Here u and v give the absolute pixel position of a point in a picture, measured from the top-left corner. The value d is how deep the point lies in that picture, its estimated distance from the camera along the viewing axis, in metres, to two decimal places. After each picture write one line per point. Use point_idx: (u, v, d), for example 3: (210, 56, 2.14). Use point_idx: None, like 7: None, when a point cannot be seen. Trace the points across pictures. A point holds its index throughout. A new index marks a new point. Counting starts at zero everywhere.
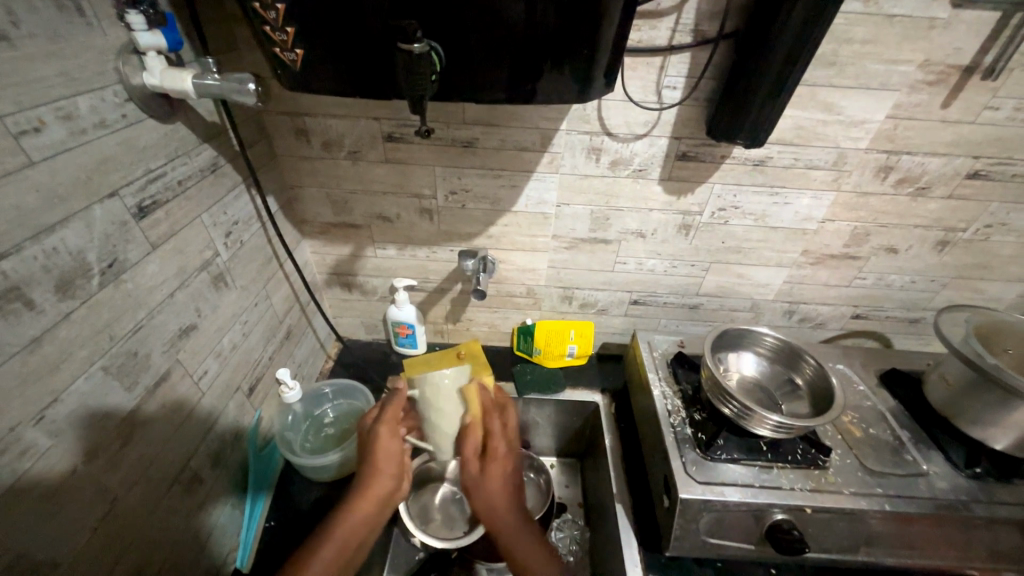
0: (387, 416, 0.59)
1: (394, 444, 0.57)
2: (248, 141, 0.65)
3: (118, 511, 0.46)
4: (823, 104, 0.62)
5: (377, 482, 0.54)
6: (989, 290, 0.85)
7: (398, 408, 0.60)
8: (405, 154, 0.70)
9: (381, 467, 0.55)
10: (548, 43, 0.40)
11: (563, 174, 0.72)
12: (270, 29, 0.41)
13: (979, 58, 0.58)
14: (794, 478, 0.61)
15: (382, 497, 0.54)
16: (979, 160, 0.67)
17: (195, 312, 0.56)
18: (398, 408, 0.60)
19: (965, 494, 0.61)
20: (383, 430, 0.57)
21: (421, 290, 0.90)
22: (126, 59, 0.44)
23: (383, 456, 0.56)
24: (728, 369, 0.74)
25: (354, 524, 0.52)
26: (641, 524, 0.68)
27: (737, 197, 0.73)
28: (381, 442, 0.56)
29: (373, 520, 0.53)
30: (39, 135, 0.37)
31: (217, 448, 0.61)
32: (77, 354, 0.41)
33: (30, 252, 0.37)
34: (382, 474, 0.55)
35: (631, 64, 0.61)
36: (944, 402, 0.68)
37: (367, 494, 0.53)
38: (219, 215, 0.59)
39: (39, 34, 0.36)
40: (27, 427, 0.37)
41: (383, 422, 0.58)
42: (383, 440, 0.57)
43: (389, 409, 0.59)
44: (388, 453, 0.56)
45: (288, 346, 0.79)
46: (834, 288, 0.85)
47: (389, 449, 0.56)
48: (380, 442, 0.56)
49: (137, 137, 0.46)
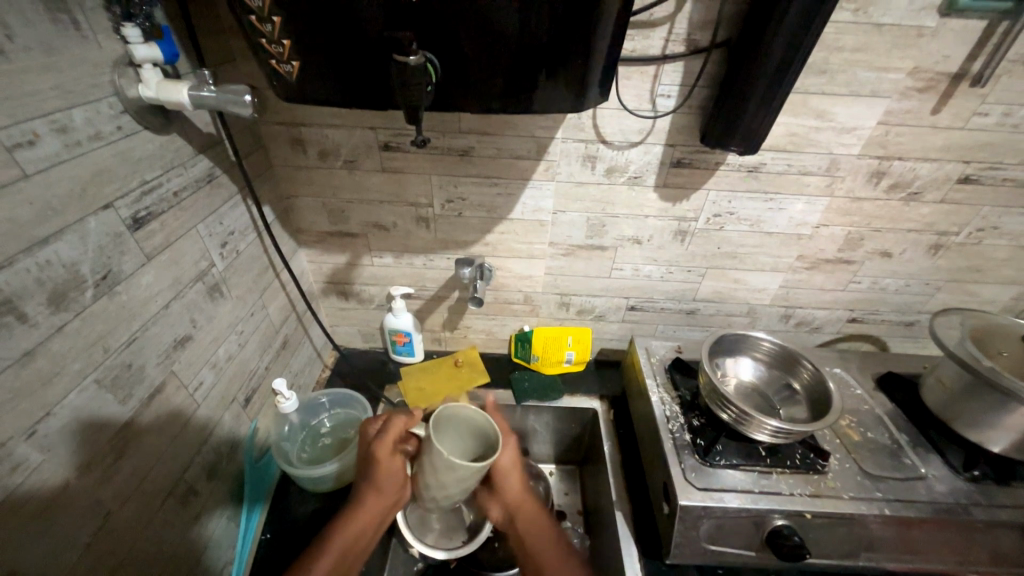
0: (387, 432, 0.56)
1: (397, 464, 0.55)
2: (244, 152, 0.65)
3: (111, 526, 0.45)
4: (815, 111, 0.63)
5: (374, 496, 0.54)
6: (983, 293, 0.85)
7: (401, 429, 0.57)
8: (401, 163, 0.71)
9: (382, 483, 0.54)
10: (542, 52, 0.41)
11: (559, 182, 0.72)
12: (266, 41, 0.41)
13: (968, 65, 0.59)
14: (792, 483, 0.61)
15: (380, 510, 0.54)
16: (970, 165, 0.68)
17: (190, 323, 0.55)
18: (398, 429, 0.57)
19: (964, 497, 0.61)
20: (383, 454, 0.54)
21: (419, 298, 0.90)
22: (121, 71, 0.44)
23: (385, 474, 0.54)
24: (726, 374, 0.74)
25: (352, 536, 0.52)
26: (641, 532, 0.68)
27: (731, 203, 0.73)
28: (381, 460, 0.55)
29: (372, 530, 0.54)
30: (34, 147, 0.37)
31: (212, 459, 0.60)
32: (70, 367, 0.40)
33: (23, 265, 0.36)
34: (381, 491, 0.54)
35: (625, 73, 0.61)
36: (941, 405, 0.68)
37: (364, 507, 0.53)
38: (215, 225, 0.59)
39: (34, 47, 0.36)
40: (19, 442, 0.36)
41: (381, 441, 0.55)
42: (382, 461, 0.55)
43: (392, 428, 0.57)
44: (389, 473, 0.55)
45: (284, 356, 0.78)
46: (830, 292, 0.86)
47: (393, 468, 0.55)
48: (381, 460, 0.55)
49: (132, 149, 0.46)
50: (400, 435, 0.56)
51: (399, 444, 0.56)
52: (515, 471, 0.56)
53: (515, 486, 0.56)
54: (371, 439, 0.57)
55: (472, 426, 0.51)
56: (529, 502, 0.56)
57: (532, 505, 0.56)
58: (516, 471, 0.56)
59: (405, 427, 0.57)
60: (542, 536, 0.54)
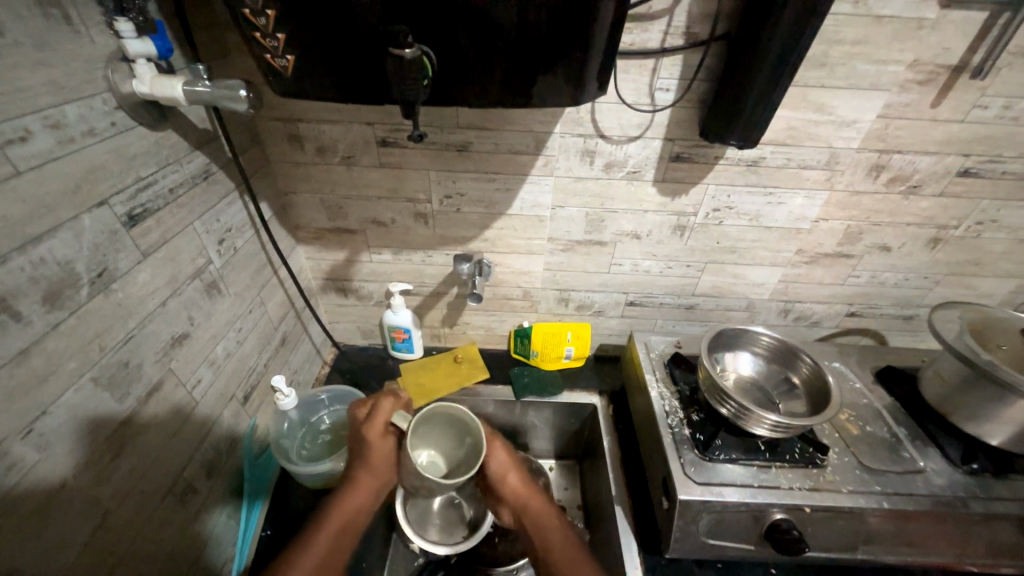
0: (375, 417, 0.60)
1: (387, 443, 0.58)
2: (241, 148, 0.64)
3: (110, 525, 0.45)
4: (814, 105, 0.63)
5: (369, 475, 0.56)
6: (981, 287, 0.85)
7: (388, 412, 0.60)
8: (399, 159, 0.70)
9: (374, 462, 0.56)
10: (540, 44, 0.40)
11: (557, 177, 0.72)
12: (260, 35, 0.40)
13: (968, 57, 0.59)
14: (792, 477, 0.61)
15: (375, 487, 0.56)
16: (970, 158, 0.68)
17: (187, 321, 0.55)
18: (384, 413, 0.60)
19: (963, 490, 0.61)
20: (373, 435, 0.57)
21: (418, 295, 0.90)
22: (114, 66, 0.43)
23: (377, 453, 0.57)
24: (725, 369, 0.74)
25: (350, 511, 0.53)
26: (641, 526, 0.68)
27: (731, 197, 0.73)
28: (373, 442, 0.58)
29: (369, 506, 0.55)
30: (26, 144, 0.36)
31: (212, 456, 0.61)
32: (66, 365, 0.40)
33: (17, 263, 0.36)
34: (374, 470, 0.56)
35: (624, 66, 0.61)
36: (940, 399, 0.69)
37: (360, 486, 0.55)
38: (212, 222, 0.59)
39: (24, 42, 0.36)
40: (15, 440, 0.36)
41: (370, 426, 0.59)
42: (374, 442, 0.58)
43: (378, 411, 0.60)
44: (381, 452, 0.57)
45: (283, 353, 0.78)
46: (829, 286, 0.86)
47: (384, 447, 0.58)
48: (372, 440, 0.58)
49: (127, 145, 0.46)
50: (389, 415, 0.60)
51: (387, 424, 0.59)
52: (512, 470, 0.61)
53: (515, 485, 0.60)
54: (362, 422, 0.60)
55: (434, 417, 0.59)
56: (534, 501, 0.59)
57: (537, 500, 0.59)
58: (512, 470, 0.61)
59: (392, 409, 0.61)
60: (548, 523, 0.56)
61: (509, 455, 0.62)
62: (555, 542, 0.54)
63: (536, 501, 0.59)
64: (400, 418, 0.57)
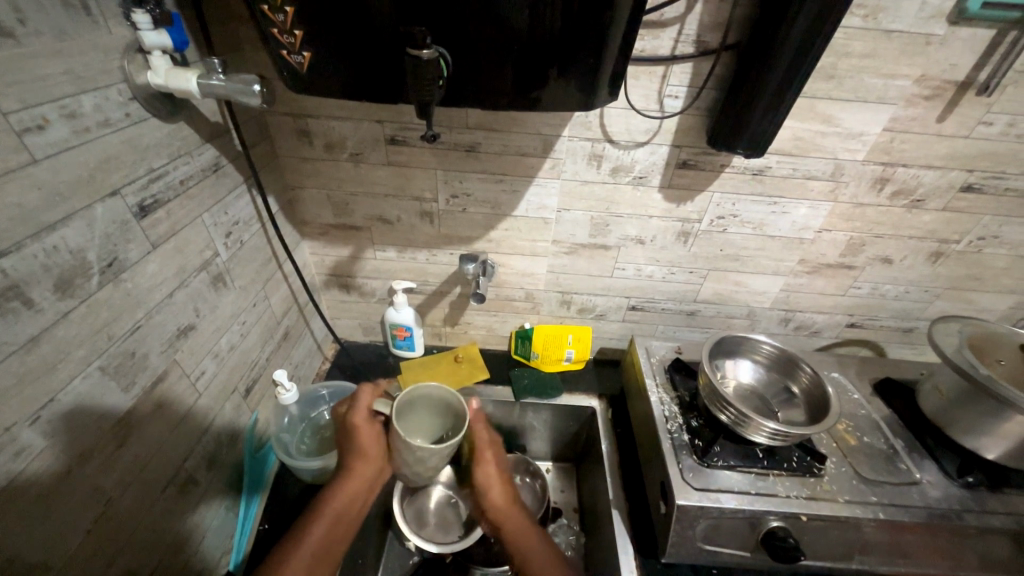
0: (358, 405, 0.59)
1: (374, 428, 0.57)
2: (251, 142, 0.65)
3: (111, 514, 0.45)
4: (822, 116, 0.63)
5: (362, 465, 0.56)
6: (981, 301, 0.86)
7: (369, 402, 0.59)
8: (407, 157, 0.71)
9: (365, 450, 0.56)
10: (555, 49, 0.41)
11: (565, 180, 0.72)
12: (277, 31, 0.41)
13: (974, 74, 0.59)
14: (789, 485, 0.62)
15: (371, 477, 0.56)
16: (973, 173, 0.68)
17: (193, 313, 0.55)
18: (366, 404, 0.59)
19: (958, 503, 0.61)
20: (359, 420, 0.57)
21: (420, 293, 0.90)
22: (130, 57, 0.44)
23: (367, 440, 0.56)
24: (725, 376, 0.74)
25: (343, 502, 0.54)
26: (637, 530, 0.69)
27: (735, 205, 0.74)
28: (359, 429, 0.57)
29: (364, 497, 0.56)
30: (43, 133, 0.36)
31: (212, 449, 0.61)
32: (75, 353, 0.41)
33: (31, 250, 0.36)
34: (365, 459, 0.56)
35: (634, 73, 0.61)
36: (938, 411, 0.69)
37: (354, 475, 0.55)
38: (220, 215, 0.59)
39: (46, 32, 0.36)
40: (23, 427, 0.36)
41: (356, 412, 0.58)
42: (362, 428, 0.57)
43: (362, 399, 0.59)
44: (370, 437, 0.56)
45: (284, 347, 0.78)
46: (831, 296, 0.86)
47: (372, 433, 0.57)
48: (360, 428, 0.57)
49: (140, 136, 0.46)
50: (371, 403, 0.59)
51: (372, 411, 0.58)
52: (496, 485, 0.60)
53: (497, 500, 0.60)
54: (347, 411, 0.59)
55: (412, 401, 0.57)
56: (513, 514, 0.59)
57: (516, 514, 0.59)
58: (499, 483, 0.60)
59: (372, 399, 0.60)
60: (526, 541, 0.56)
61: (499, 468, 0.61)
62: (532, 557, 0.55)
63: (515, 514, 0.59)
64: (382, 405, 0.56)
